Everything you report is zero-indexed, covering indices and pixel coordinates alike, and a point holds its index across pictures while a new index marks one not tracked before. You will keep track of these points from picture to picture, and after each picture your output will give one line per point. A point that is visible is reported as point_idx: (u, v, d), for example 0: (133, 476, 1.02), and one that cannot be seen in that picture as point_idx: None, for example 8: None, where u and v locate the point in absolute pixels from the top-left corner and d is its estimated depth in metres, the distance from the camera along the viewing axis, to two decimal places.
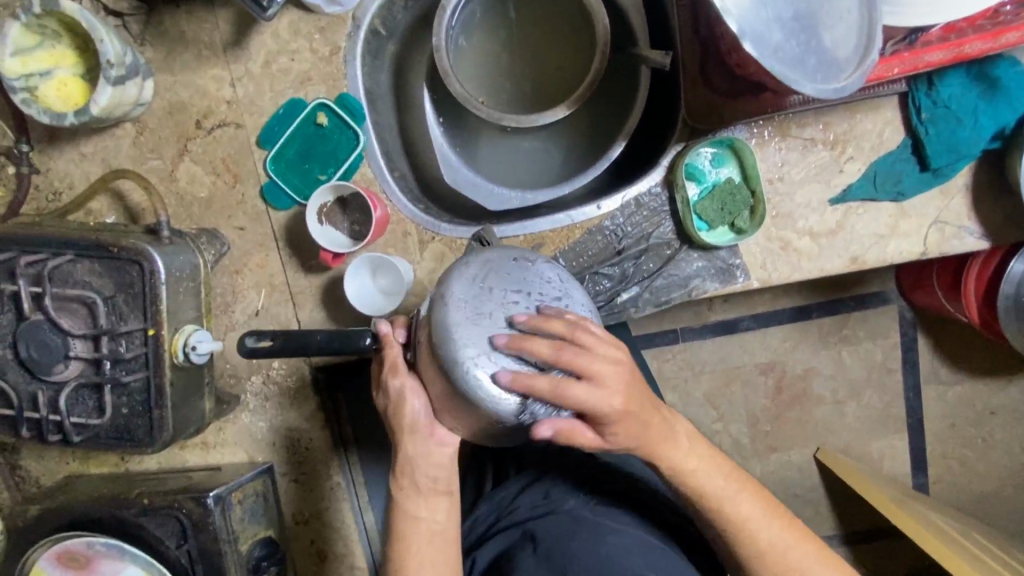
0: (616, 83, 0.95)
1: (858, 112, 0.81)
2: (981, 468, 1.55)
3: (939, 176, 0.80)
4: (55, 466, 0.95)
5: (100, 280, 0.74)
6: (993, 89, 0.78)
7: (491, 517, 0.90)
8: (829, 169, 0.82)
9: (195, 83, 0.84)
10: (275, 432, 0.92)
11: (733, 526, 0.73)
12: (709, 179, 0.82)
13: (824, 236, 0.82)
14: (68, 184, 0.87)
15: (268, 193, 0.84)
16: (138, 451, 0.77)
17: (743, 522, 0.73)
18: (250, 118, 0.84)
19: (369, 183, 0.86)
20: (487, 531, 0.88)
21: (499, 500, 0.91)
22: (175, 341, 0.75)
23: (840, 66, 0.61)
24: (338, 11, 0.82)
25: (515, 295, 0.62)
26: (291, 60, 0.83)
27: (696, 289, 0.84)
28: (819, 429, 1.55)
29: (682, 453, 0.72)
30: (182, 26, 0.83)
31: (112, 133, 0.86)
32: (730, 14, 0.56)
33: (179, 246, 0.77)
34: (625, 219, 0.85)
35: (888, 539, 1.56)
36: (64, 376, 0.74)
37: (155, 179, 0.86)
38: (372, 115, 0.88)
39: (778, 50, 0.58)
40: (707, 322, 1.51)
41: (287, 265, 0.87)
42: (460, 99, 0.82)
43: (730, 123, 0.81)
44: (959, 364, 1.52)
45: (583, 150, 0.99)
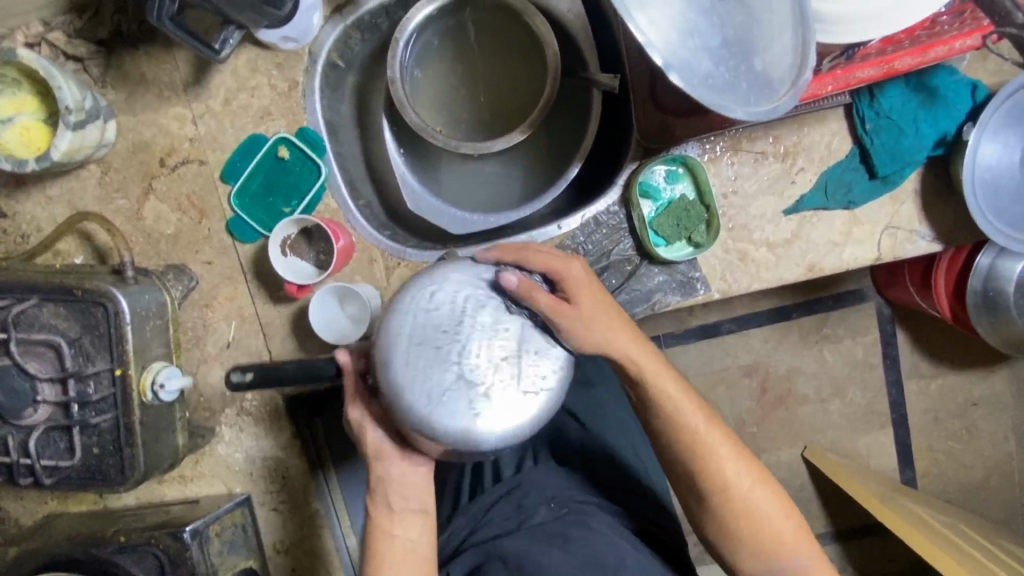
0: (572, 105, 0.97)
1: (806, 124, 0.83)
2: (966, 459, 1.57)
3: (888, 182, 0.82)
4: (35, 506, 0.95)
5: (66, 322, 0.75)
6: (932, 98, 0.80)
7: (465, 529, 0.91)
8: (781, 181, 0.84)
9: (158, 123, 0.86)
10: (251, 463, 0.92)
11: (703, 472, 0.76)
12: (664, 196, 0.84)
13: (780, 246, 0.84)
14: (36, 226, 0.88)
15: (233, 227, 0.86)
16: (110, 490, 0.78)
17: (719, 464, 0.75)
18: (213, 154, 0.86)
19: (333, 213, 0.87)
20: (461, 544, 0.89)
21: (474, 512, 0.92)
22: (142, 380, 0.76)
23: (775, 87, 0.63)
24: (293, 47, 0.83)
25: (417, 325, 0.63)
26: (250, 97, 0.85)
27: (659, 303, 0.85)
28: (804, 428, 1.56)
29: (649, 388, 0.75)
30: (141, 67, 0.85)
31: (77, 175, 0.87)
32: (655, 49, 0.58)
33: (145, 285, 0.78)
34: (585, 237, 0.86)
35: (878, 534, 1.58)
36: (33, 420, 0.75)
37: (122, 219, 0.87)
38: (333, 146, 0.89)
39: (707, 78, 0.60)
40: (687, 327, 1.53)
41: (256, 297, 0.88)
42: (416, 129, 0.85)
43: (681, 141, 0.83)
44: (939, 358, 1.54)
45: (545, 170, 1.01)
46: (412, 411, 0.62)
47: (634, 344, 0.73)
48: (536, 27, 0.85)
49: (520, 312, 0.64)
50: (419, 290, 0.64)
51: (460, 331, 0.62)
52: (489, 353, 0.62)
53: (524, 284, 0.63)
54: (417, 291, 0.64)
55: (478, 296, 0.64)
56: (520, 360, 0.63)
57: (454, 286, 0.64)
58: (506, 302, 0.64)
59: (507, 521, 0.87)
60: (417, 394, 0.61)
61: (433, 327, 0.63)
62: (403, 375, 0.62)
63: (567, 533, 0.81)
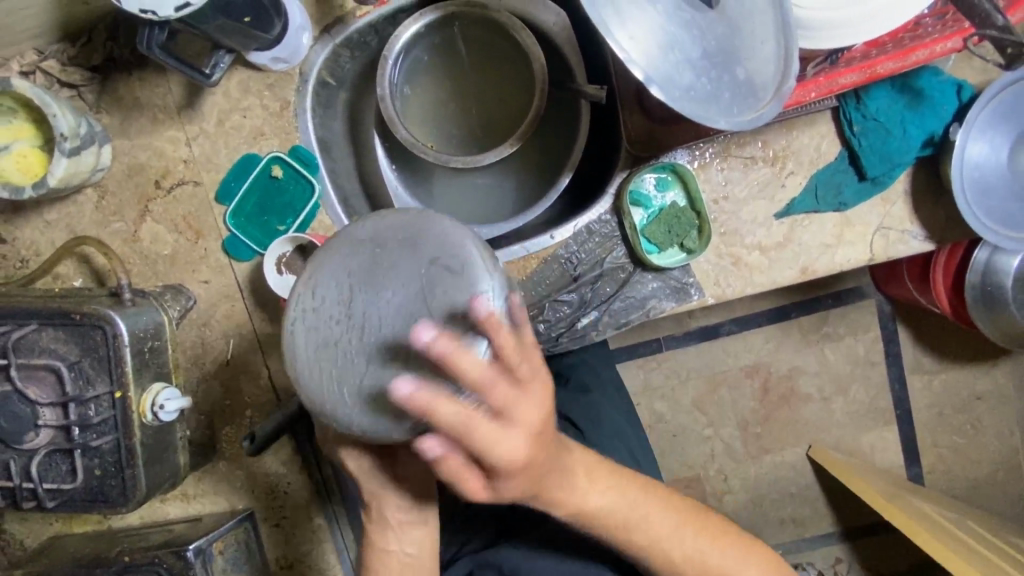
0: (561, 115, 0.98)
1: (794, 128, 0.83)
2: (973, 454, 1.56)
3: (878, 184, 0.82)
4: (40, 528, 0.95)
5: (65, 346, 0.75)
6: (917, 100, 0.81)
7: (465, 534, 0.92)
8: (772, 185, 0.84)
9: (152, 146, 0.87)
10: (253, 479, 0.92)
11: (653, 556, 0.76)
12: (655, 204, 0.84)
13: (773, 250, 0.84)
14: (36, 251, 0.89)
15: (230, 246, 0.86)
16: (112, 511, 0.78)
17: (668, 551, 0.77)
18: (208, 175, 0.87)
19: (328, 229, 0.88)
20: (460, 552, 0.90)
21: (473, 516, 0.93)
22: (142, 401, 0.77)
23: (758, 96, 0.64)
24: (284, 68, 0.84)
25: (321, 325, 0.56)
26: (242, 117, 0.86)
27: (653, 309, 0.86)
28: (808, 427, 1.56)
29: (586, 492, 0.72)
30: (134, 92, 0.86)
31: (74, 199, 0.88)
32: (636, 64, 0.59)
33: (142, 306, 0.79)
34: (578, 246, 0.87)
35: (886, 532, 1.57)
36: (34, 444, 0.75)
37: (119, 241, 0.88)
38: (327, 163, 0.90)
39: (689, 90, 0.61)
40: (687, 330, 1.53)
41: (253, 315, 0.89)
42: (407, 145, 0.86)
43: (669, 150, 0.84)
44: (941, 353, 1.54)
45: (537, 179, 1.02)
46: (354, 415, 0.56)
47: (584, 489, 0.71)
48: (523, 41, 0.86)
49: (410, 261, 0.56)
50: (304, 289, 0.56)
51: (357, 313, 0.55)
52: (396, 320, 0.55)
53: (491, 319, 0.48)
54: (300, 291, 0.56)
55: (359, 266, 0.56)
56: (432, 307, 0.54)
57: (330, 265, 0.56)
58: (392, 256, 0.56)
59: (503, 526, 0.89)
60: (352, 398, 0.56)
61: (329, 319, 0.55)
62: (323, 386, 0.56)
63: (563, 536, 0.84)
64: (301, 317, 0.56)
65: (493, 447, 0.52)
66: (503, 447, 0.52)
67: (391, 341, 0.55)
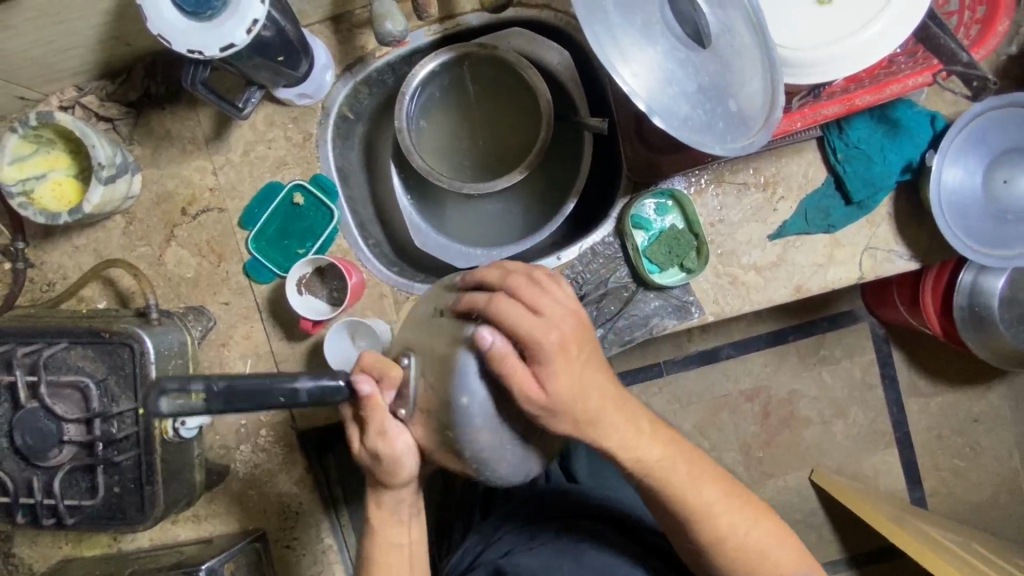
0: (565, 146, 1.05)
1: (782, 156, 0.89)
2: (974, 476, 1.58)
3: (863, 207, 0.88)
4: (48, 552, 0.95)
5: (93, 363, 0.78)
6: (894, 130, 0.87)
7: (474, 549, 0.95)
8: (764, 209, 0.89)
9: (180, 174, 0.92)
10: (265, 499, 0.93)
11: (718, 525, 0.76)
12: (656, 227, 0.89)
13: (767, 269, 0.89)
14: (62, 274, 0.93)
15: (250, 269, 0.90)
16: (130, 528, 0.80)
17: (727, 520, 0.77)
18: (232, 202, 0.92)
19: (345, 253, 0.93)
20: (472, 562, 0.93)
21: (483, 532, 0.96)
22: (164, 419, 0.79)
23: (748, 126, 0.71)
24: (308, 103, 0.91)
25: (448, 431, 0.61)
26: (267, 148, 0.91)
27: (657, 326, 0.90)
28: (810, 451, 1.58)
29: (648, 442, 0.73)
30: (166, 124, 0.91)
31: (103, 225, 0.92)
32: (639, 98, 0.66)
33: (168, 325, 0.82)
34: (584, 266, 0.91)
35: (893, 558, 1.57)
36: (57, 461, 0.77)
37: (145, 264, 0.92)
38: (345, 191, 0.96)
39: (687, 119, 0.68)
40: (687, 353, 1.56)
41: (272, 335, 0.92)
42: (423, 173, 0.92)
43: (667, 177, 0.89)
44: (936, 375, 1.57)
45: (544, 206, 1.07)
46: (509, 472, 0.65)
47: (641, 438, 0.72)
48: (530, 77, 0.92)
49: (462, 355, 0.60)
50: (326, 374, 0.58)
51: (430, 395, 0.62)
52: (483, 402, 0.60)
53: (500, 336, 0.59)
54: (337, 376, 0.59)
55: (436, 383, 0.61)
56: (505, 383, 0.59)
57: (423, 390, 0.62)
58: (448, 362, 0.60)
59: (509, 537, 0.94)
60: (479, 448, 0.62)
61: (421, 410, 0.63)
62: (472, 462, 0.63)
63: (577, 548, 0.86)
64: (374, 392, 0.63)
65: (537, 303, 0.60)
66: (538, 332, 0.59)
67: (507, 406, 0.61)
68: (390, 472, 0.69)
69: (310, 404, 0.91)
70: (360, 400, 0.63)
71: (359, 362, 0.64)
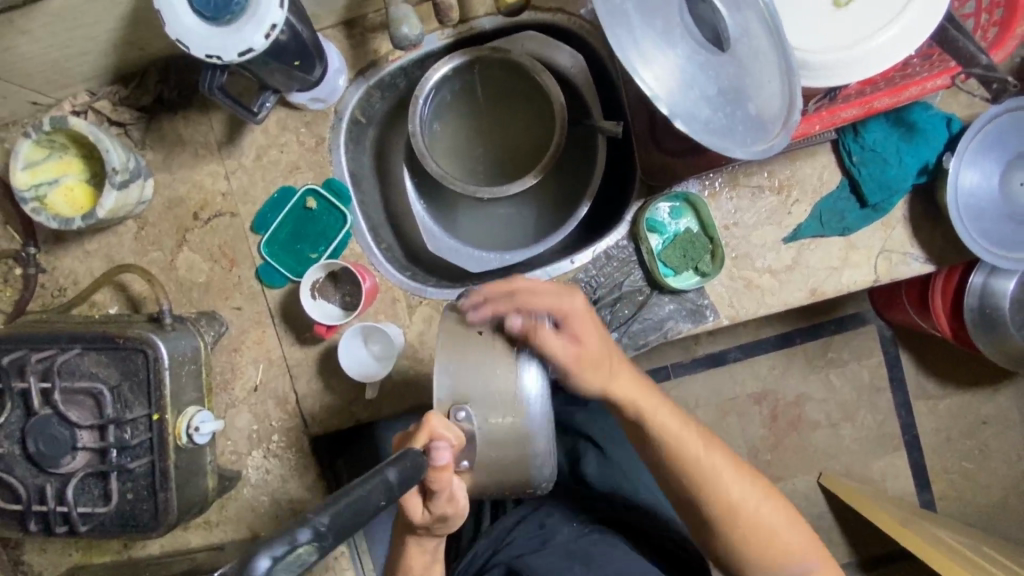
0: (578, 150, 1.04)
1: (797, 159, 0.89)
2: (983, 480, 1.57)
3: (878, 210, 0.88)
4: (58, 559, 0.94)
5: (106, 369, 0.78)
6: (909, 132, 0.87)
7: (487, 551, 0.95)
8: (778, 212, 0.89)
9: (192, 179, 0.91)
10: (276, 505, 0.92)
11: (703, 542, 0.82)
12: (670, 230, 0.89)
13: (782, 272, 0.89)
14: (73, 279, 0.92)
15: (263, 273, 0.90)
16: (143, 535, 0.79)
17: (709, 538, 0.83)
18: (244, 207, 0.91)
19: (358, 257, 0.92)
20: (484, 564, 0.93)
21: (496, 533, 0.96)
22: (178, 424, 0.79)
23: (768, 128, 0.70)
24: (321, 107, 0.90)
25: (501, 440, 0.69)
26: (280, 152, 0.91)
27: (671, 330, 0.89)
28: (819, 454, 1.57)
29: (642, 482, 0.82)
30: (178, 129, 0.91)
31: (114, 230, 0.92)
32: (660, 101, 0.66)
33: (181, 331, 0.82)
34: (598, 270, 0.91)
35: (903, 562, 1.56)
36: (71, 467, 0.76)
37: (156, 269, 0.91)
38: (357, 195, 0.95)
39: (707, 123, 0.68)
40: (695, 356, 1.55)
41: (285, 340, 0.91)
42: (437, 177, 0.91)
43: (682, 179, 0.89)
44: (945, 378, 1.56)
45: (556, 210, 1.07)
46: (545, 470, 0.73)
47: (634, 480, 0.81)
48: (544, 82, 0.92)
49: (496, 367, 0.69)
50: (406, 465, 0.60)
51: (494, 431, 0.69)
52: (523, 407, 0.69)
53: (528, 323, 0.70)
54: (409, 459, 0.61)
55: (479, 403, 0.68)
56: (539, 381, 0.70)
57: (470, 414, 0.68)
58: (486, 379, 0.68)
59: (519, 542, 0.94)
60: (537, 456, 0.70)
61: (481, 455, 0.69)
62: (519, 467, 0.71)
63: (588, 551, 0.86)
64: (449, 463, 0.64)
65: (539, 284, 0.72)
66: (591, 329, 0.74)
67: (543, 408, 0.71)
68: (447, 525, 0.71)
69: (322, 409, 0.91)
70: (433, 471, 0.64)
71: (428, 429, 0.65)
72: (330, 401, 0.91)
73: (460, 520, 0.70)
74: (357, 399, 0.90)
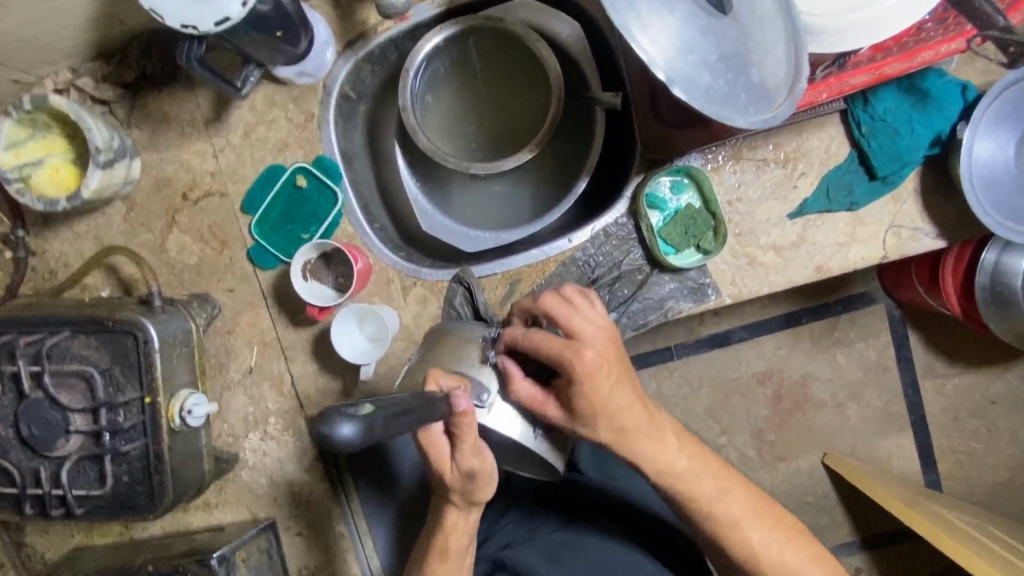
0: (577, 123, 1.01)
1: (803, 131, 0.86)
2: (990, 458, 1.55)
3: (889, 182, 0.84)
4: (61, 541, 0.95)
5: (97, 352, 0.77)
6: (922, 101, 0.83)
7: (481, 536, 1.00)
8: (784, 186, 0.86)
9: (179, 158, 0.89)
10: (275, 487, 0.91)
11: (707, 542, 0.80)
12: (671, 206, 0.87)
13: (788, 249, 0.86)
14: (64, 262, 0.91)
15: (254, 255, 0.88)
16: (140, 518, 0.79)
17: (723, 545, 0.80)
18: (233, 186, 0.89)
19: (350, 237, 0.90)
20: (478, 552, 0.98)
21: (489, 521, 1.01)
22: (171, 407, 0.78)
23: (772, 97, 0.67)
24: (308, 82, 0.87)
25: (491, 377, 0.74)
26: (268, 130, 0.89)
27: (672, 310, 0.87)
28: (824, 434, 1.55)
29: (667, 462, 0.78)
30: (163, 106, 0.89)
31: (103, 211, 0.90)
32: (657, 66, 0.62)
33: (171, 313, 0.81)
34: (596, 249, 0.88)
35: (908, 540, 1.55)
36: (64, 451, 0.76)
37: (147, 251, 0.90)
38: (349, 172, 0.93)
39: (708, 90, 0.64)
40: (698, 337, 1.53)
41: (278, 322, 0.90)
42: (429, 154, 0.89)
43: (683, 153, 0.86)
44: (954, 357, 1.53)
45: (555, 187, 1.04)
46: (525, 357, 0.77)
47: (664, 454, 0.78)
48: (540, 52, 0.89)
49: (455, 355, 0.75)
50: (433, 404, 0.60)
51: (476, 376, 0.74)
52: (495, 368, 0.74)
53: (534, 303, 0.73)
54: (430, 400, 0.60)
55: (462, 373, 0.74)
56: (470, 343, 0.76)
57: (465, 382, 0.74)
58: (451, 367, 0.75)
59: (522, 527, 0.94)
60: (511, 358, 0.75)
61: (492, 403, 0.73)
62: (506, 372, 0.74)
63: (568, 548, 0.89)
64: (470, 407, 0.64)
65: (565, 315, 0.69)
66: (565, 349, 0.68)
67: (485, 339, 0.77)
68: (479, 487, 0.70)
69: (317, 392, 0.90)
70: (456, 417, 0.64)
71: (434, 381, 0.66)
72: (325, 383, 0.90)
73: (492, 485, 0.71)
74: (353, 382, 0.89)
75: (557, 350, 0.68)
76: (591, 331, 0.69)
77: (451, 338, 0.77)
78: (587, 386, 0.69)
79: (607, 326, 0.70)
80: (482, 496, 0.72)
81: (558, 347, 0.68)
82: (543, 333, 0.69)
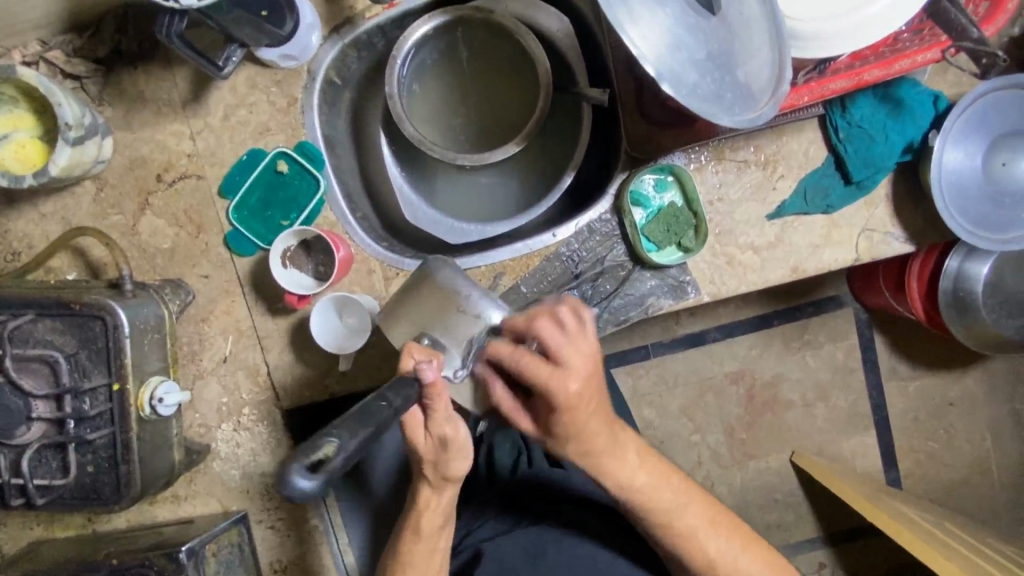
0: (564, 118, 1.02)
1: (784, 134, 0.88)
2: (947, 458, 1.62)
3: (863, 187, 0.87)
4: (18, 533, 0.91)
5: (62, 337, 0.74)
6: (897, 109, 0.86)
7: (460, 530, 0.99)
8: (763, 187, 0.88)
9: (154, 139, 0.86)
10: (248, 479, 0.89)
11: (679, 537, 0.82)
12: (654, 204, 0.87)
13: (765, 249, 0.88)
14: (28, 243, 0.87)
15: (232, 241, 0.86)
16: (105, 509, 0.76)
17: (696, 540, 0.82)
18: (211, 169, 0.87)
19: (332, 225, 0.88)
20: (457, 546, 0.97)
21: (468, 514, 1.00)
22: (140, 395, 0.76)
23: (756, 97, 0.69)
24: (292, 66, 0.86)
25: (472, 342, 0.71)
26: (249, 113, 0.86)
27: (652, 306, 0.88)
28: (793, 433, 1.60)
29: (632, 471, 0.80)
30: (139, 84, 0.86)
31: (71, 191, 0.87)
32: (647, 62, 0.63)
33: (143, 298, 0.78)
34: (580, 244, 0.89)
35: (869, 535, 1.60)
36: (25, 439, 0.73)
37: (118, 234, 0.87)
38: (332, 160, 0.91)
39: (695, 88, 0.65)
40: (674, 336, 1.55)
41: (254, 310, 0.88)
42: (415, 143, 0.88)
43: (668, 152, 0.87)
44: (916, 361, 1.59)
45: (540, 181, 1.04)
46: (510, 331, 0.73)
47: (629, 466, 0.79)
48: (529, 45, 0.90)
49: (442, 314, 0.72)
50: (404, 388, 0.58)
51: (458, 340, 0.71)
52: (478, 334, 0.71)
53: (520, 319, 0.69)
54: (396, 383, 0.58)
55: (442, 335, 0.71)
56: (460, 303, 0.71)
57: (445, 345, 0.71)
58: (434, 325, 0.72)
59: (501, 522, 0.94)
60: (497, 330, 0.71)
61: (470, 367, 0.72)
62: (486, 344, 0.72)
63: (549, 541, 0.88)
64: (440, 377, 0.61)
65: (559, 348, 0.67)
66: (552, 382, 0.67)
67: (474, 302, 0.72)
68: (452, 459, 0.69)
69: (294, 382, 0.88)
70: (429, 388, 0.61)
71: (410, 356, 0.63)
72: (302, 374, 0.88)
73: (465, 458, 0.69)
74: (331, 372, 0.88)
75: (542, 386, 0.68)
76: (580, 363, 0.68)
77: (441, 294, 0.72)
78: (568, 414, 0.70)
79: (595, 353, 0.69)
80: (455, 470, 0.71)
81: (544, 382, 0.67)
82: (530, 362, 0.67)
